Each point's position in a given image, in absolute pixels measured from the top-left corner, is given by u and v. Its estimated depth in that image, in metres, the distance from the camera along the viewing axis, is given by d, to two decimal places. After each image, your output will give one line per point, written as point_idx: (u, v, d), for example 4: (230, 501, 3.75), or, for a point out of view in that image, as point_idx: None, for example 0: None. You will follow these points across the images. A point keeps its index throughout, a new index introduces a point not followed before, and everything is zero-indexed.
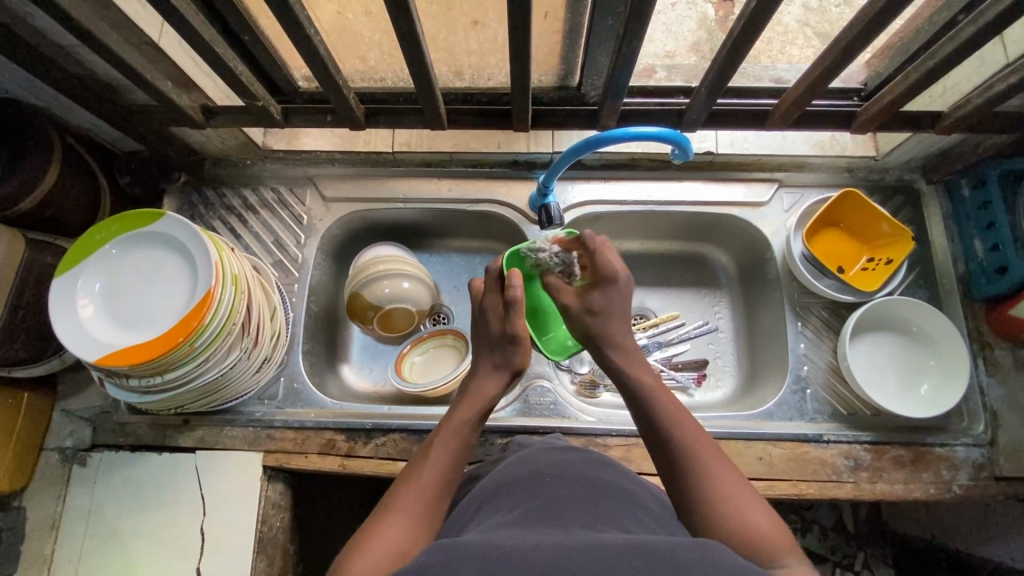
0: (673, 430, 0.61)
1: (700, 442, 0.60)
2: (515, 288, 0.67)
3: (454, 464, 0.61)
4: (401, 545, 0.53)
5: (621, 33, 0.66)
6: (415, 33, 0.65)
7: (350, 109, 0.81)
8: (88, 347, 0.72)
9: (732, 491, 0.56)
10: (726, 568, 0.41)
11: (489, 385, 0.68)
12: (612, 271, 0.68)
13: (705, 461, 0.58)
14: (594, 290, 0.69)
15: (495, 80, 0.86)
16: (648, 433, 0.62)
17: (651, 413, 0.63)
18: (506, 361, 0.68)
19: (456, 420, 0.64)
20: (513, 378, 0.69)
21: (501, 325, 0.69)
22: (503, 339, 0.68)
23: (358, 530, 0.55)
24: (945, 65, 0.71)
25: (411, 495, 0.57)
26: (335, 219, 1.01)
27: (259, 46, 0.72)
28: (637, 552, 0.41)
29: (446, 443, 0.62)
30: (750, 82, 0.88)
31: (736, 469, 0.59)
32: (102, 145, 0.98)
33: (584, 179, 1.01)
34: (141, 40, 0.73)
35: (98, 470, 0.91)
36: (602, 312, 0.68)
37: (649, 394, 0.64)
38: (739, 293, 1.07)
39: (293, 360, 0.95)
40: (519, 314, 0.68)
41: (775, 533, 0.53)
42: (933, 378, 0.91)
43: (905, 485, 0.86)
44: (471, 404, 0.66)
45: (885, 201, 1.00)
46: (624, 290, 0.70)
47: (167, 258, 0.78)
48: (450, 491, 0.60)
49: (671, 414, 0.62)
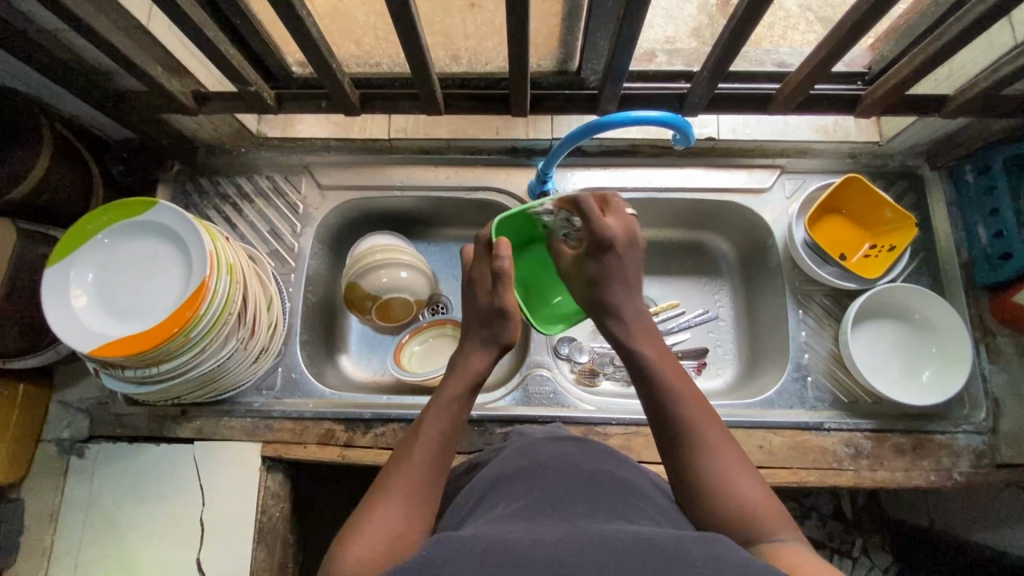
0: (676, 407, 0.59)
1: (705, 421, 0.58)
2: (503, 258, 0.67)
3: (448, 440, 0.61)
4: (398, 526, 0.53)
5: (621, 15, 0.64)
6: (410, 16, 0.64)
7: (345, 94, 0.79)
8: (81, 338, 0.71)
9: (733, 471, 0.55)
10: (734, 564, 0.40)
11: (477, 359, 0.67)
12: (609, 236, 0.66)
13: (708, 440, 0.57)
14: (592, 258, 0.67)
15: (494, 64, 0.84)
16: (649, 407, 0.61)
17: (655, 387, 0.61)
18: (495, 337, 0.68)
19: (445, 396, 0.63)
20: (501, 353, 0.68)
21: (489, 298, 0.68)
22: (492, 313, 0.68)
23: (351, 516, 0.55)
24: (952, 46, 0.70)
25: (406, 475, 0.57)
26: (332, 208, 1.00)
27: (251, 30, 0.70)
28: (642, 548, 0.41)
29: (437, 420, 0.61)
30: (752, 66, 0.87)
31: (738, 448, 0.58)
32: (93, 133, 0.97)
33: (584, 166, 1.00)
34: (130, 23, 0.71)
35: (95, 462, 0.90)
36: (601, 280, 0.67)
37: (653, 368, 0.62)
38: (740, 281, 1.06)
39: (291, 350, 0.94)
40: (507, 286, 0.67)
41: (774, 512, 0.53)
42: (935, 365, 0.91)
43: (906, 472, 0.86)
44: (461, 379, 0.65)
45: (888, 187, 0.99)
46: (627, 252, 0.67)
47: (158, 243, 0.77)
48: (445, 468, 0.59)
49: (677, 389, 0.60)
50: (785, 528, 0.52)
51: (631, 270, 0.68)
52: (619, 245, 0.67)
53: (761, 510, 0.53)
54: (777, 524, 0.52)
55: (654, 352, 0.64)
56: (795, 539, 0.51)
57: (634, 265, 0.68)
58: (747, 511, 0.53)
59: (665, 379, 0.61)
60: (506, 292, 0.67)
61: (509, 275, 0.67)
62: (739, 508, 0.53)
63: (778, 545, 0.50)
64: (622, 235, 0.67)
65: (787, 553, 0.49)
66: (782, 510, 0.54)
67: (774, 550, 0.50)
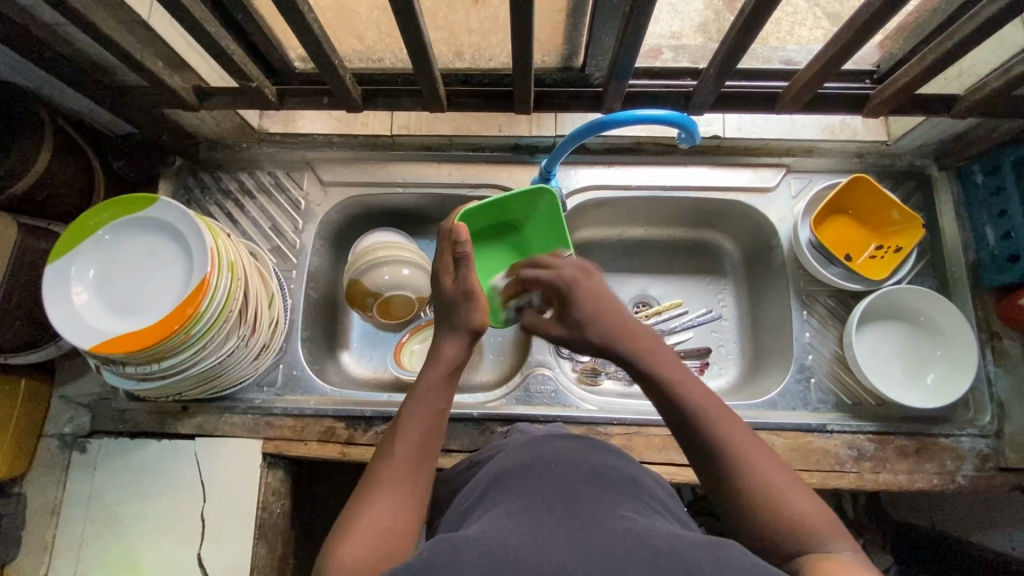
0: (702, 425, 0.58)
1: (737, 436, 0.57)
2: (464, 243, 0.65)
3: (431, 431, 0.60)
4: (388, 521, 0.52)
5: (628, 11, 0.63)
6: (412, 12, 0.63)
7: (347, 90, 0.78)
8: (83, 335, 0.71)
9: (768, 480, 0.54)
10: (737, 565, 0.40)
11: (448, 347, 0.65)
12: (563, 283, 0.69)
13: (737, 452, 0.56)
14: (568, 307, 0.68)
15: (497, 61, 0.83)
16: (676, 430, 0.60)
17: (680, 408, 0.59)
18: (463, 323, 0.65)
19: (422, 387, 0.62)
20: (473, 340, 0.66)
21: (454, 284, 0.66)
22: (458, 296, 0.66)
23: (339, 516, 0.54)
24: (965, 44, 0.69)
25: (394, 470, 0.57)
26: (334, 205, 0.99)
27: (252, 25, 0.70)
28: (643, 552, 0.40)
29: (418, 412, 0.60)
30: (760, 63, 0.85)
31: (771, 452, 0.57)
32: (93, 128, 0.96)
33: (587, 164, 0.99)
34: (131, 18, 0.71)
35: (97, 456, 0.90)
36: (585, 322, 0.66)
37: (674, 388, 0.60)
38: (744, 282, 1.05)
39: (292, 347, 0.94)
40: (472, 270, 0.66)
41: (818, 519, 0.52)
42: (940, 368, 0.90)
43: (910, 475, 0.86)
44: (436, 367, 0.63)
45: (896, 186, 0.97)
46: (594, 286, 0.68)
47: (144, 236, 0.77)
48: (433, 455, 0.59)
49: (700, 406, 0.58)
50: (828, 532, 0.51)
51: (616, 303, 0.68)
52: (584, 280, 0.68)
53: (803, 521, 0.52)
54: (824, 532, 0.51)
55: (674, 372, 0.62)
56: (845, 548, 0.50)
57: (609, 291, 0.68)
58: (786, 521, 0.52)
59: (688, 398, 0.59)
60: (470, 276, 0.66)
61: (471, 257, 0.65)
62: (781, 520, 0.52)
63: (826, 556, 0.49)
64: (567, 276, 0.69)
65: (831, 563, 0.48)
66: (826, 515, 0.52)
67: (820, 559, 0.49)
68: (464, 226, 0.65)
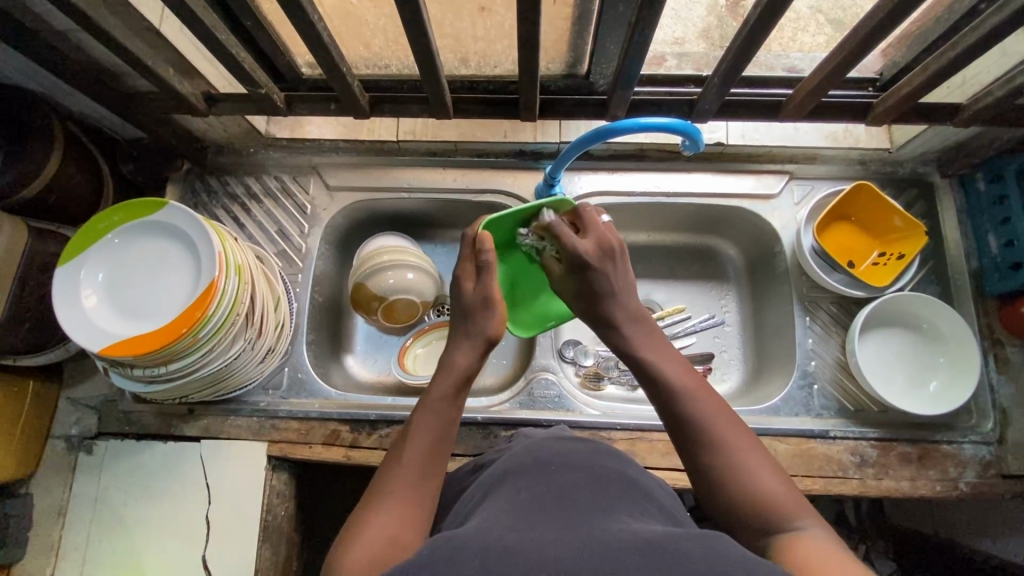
0: (688, 401, 0.59)
1: (716, 415, 0.58)
2: (487, 254, 0.70)
3: (441, 439, 0.60)
4: (394, 530, 0.52)
5: (633, 21, 0.64)
6: (421, 21, 0.64)
7: (355, 97, 0.79)
8: (92, 337, 0.72)
9: (743, 460, 0.55)
10: (734, 561, 0.40)
11: (462, 355, 0.66)
12: (579, 254, 0.67)
13: (716, 431, 0.56)
14: (576, 278, 0.68)
15: (503, 68, 0.84)
16: (661, 407, 0.61)
17: (660, 384, 0.61)
18: (477, 330, 0.67)
19: (433, 395, 0.63)
20: (487, 348, 0.67)
21: (473, 291, 0.70)
22: (476, 303, 0.69)
23: (344, 526, 0.54)
24: (966, 56, 0.69)
25: (401, 479, 0.57)
26: (339, 208, 1.00)
27: (262, 33, 0.71)
28: (642, 547, 0.41)
29: (428, 422, 0.61)
30: (763, 71, 0.86)
31: (749, 435, 0.57)
32: (102, 132, 0.97)
33: (591, 170, 1.00)
34: (143, 25, 0.72)
35: (103, 458, 0.91)
36: (591, 296, 0.67)
37: (658, 369, 0.62)
38: (747, 287, 1.06)
39: (297, 350, 0.95)
40: (491, 276, 0.70)
41: (790, 499, 0.52)
42: (943, 375, 0.90)
43: (912, 482, 0.86)
44: (447, 375, 0.64)
45: (898, 194, 0.98)
46: (609, 263, 0.68)
47: (153, 243, 0.77)
48: (440, 464, 0.59)
49: (687, 387, 0.60)
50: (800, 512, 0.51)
51: (622, 286, 0.68)
52: (602, 258, 0.68)
53: (774, 502, 0.52)
54: (794, 512, 0.51)
55: (661, 356, 0.63)
56: (815, 527, 0.50)
57: (619, 273, 0.68)
58: (758, 502, 0.52)
59: (672, 379, 0.61)
60: (489, 282, 0.69)
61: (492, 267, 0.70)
62: (751, 498, 0.52)
63: (795, 534, 0.49)
64: (579, 252, 0.67)
65: (803, 542, 0.48)
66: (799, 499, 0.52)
67: (790, 538, 0.49)
68: (487, 236, 0.71)
